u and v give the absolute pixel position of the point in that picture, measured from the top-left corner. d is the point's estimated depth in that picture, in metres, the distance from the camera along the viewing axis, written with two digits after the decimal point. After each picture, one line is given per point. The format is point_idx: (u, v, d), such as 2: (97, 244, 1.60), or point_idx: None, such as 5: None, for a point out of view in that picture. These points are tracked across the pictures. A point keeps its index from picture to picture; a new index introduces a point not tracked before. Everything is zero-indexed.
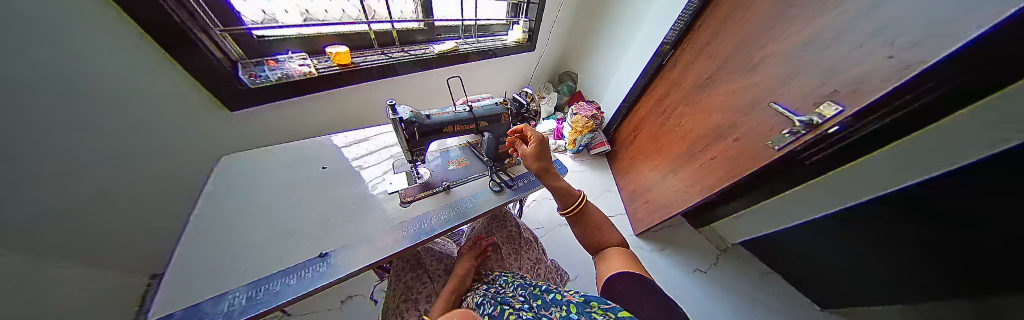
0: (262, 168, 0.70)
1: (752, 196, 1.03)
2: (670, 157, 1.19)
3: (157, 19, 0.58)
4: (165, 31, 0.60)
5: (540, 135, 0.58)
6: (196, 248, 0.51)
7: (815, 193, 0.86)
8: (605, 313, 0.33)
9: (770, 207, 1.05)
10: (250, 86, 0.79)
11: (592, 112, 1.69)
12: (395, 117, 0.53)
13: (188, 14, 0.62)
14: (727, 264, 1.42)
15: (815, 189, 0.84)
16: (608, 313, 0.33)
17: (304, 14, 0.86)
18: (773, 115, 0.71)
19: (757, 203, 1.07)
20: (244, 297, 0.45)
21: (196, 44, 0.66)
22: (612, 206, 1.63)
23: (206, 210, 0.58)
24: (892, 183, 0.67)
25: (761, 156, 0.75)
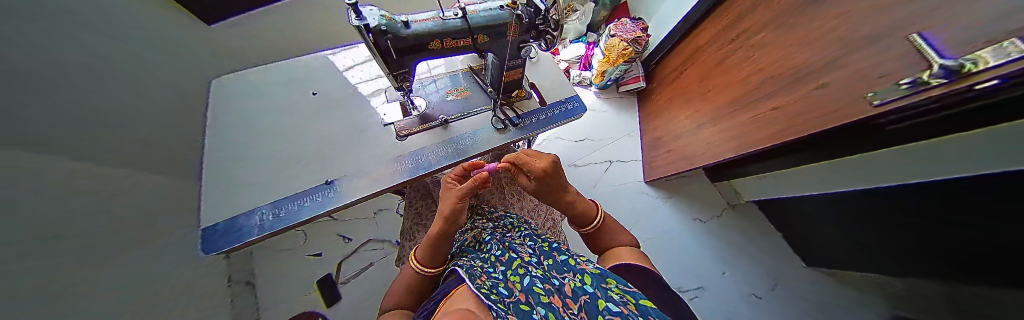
0: (254, 81, 0.62)
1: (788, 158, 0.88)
2: (717, 106, 1.00)
3: None
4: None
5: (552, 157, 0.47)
6: (213, 163, 0.51)
7: (863, 167, 0.73)
8: (622, 293, 0.27)
9: (800, 173, 0.92)
10: None
11: (634, 34, 1.36)
12: (360, 24, 0.41)
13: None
14: (735, 218, 1.41)
15: (862, 163, 0.72)
16: (626, 294, 0.27)
17: None
18: (890, 53, 0.46)
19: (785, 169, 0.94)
20: (271, 213, 0.48)
21: None
22: (629, 150, 1.54)
23: (213, 124, 0.55)
24: (950, 169, 0.56)
25: (834, 117, 0.57)
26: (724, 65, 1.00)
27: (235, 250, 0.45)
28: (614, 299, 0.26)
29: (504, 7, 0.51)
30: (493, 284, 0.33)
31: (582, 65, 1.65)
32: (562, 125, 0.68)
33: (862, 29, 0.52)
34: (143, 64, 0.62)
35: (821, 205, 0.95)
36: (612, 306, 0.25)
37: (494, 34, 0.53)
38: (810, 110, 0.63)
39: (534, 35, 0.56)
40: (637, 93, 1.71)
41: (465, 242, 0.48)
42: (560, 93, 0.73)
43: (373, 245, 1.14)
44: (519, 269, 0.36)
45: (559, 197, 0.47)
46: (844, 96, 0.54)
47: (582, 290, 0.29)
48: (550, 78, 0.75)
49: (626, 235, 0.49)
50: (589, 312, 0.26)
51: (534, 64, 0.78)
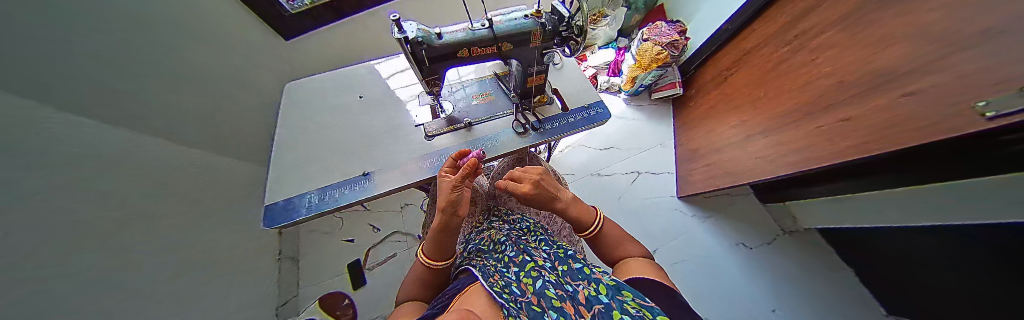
0: (315, 85, 0.72)
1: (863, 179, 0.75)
2: (771, 115, 0.89)
3: None
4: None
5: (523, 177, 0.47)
6: (279, 153, 0.60)
7: (963, 198, 0.59)
8: (638, 307, 0.27)
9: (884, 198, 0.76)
10: (289, 11, 0.92)
11: (669, 38, 1.28)
12: (400, 36, 0.46)
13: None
14: (789, 245, 1.22)
15: (965, 192, 0.58)
16: (643, 309, 0.27)
17: None
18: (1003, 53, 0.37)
19: (862, 190, 0.79)
20: (318, 197, 0.55)
21: None
22: (661, 162, 1.43)
23: (284, 119, 0.66)
24: None
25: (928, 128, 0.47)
26: (781, 69, 0.89)
27: (289, 225, 0.52)
28: (631, 314, 0.26)
29: (529, 16, 0.53)
30: (506, 283, 0.34)
31: (611, 71, 1.60)
32: (585, 130, 0.67)
33: (966, 24, 0.42)
34: None
35: (892, 238, 0.79)
36: (628, 318, 0.26)
37: (519, 42, 0.54)
38: (895, 120, 0.53)
39: (559, 41, 0.57)
40: (673, 100, 1.60)
41: (479, 241, 0.50)
42: (583, 99, 0.72)
43: (398, 236, 1.21)
44: (533, 271, 0.36)
45: (550, 206, 0.49)
46: (940, 106, 0.45)
47: (597, 300, 0.29)
48: (573, 83, 0.75)
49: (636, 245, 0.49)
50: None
51: (559, 70, 0.78)
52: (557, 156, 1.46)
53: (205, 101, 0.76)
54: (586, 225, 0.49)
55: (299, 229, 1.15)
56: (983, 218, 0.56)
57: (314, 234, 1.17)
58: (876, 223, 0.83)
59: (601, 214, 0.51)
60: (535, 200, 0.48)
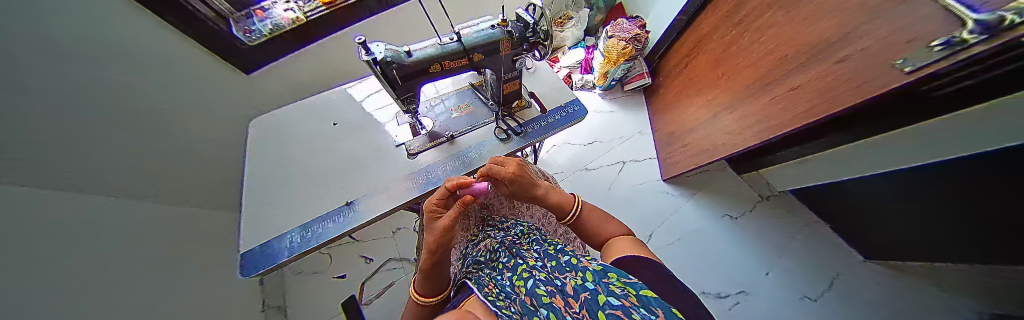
0: (281, 119, 0.68)
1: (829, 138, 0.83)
2: (731, 92, 0.96)
3: None
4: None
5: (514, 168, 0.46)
6: (251, 196, 0.56)
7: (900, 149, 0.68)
8: (623, 287, 0.28)
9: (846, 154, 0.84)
10: (247, 44, 0.79)
11: (632, 33, 1.36)
12: (369, 58, 0.45)
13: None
14: (769, 210, 1.31)
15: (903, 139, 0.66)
16: (627, 287, 0.28)
17: None
18: (904, 17, 0.43)
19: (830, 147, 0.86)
20: (298, 235, 0.52)
21: None
22: (643, 149, 1.49)
23: (251, 160, 0.61)
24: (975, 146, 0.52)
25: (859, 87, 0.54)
26: (734, 50, 0.97)
27: (270, 271, 0.49)
28: (616, 294, 0.27)
29: (495, 26, 0.54)
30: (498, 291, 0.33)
31: (583, 68, 1.65)
32: (564, 128, 0.69)
33: None
34: None
35: (865, 186, 0.87)
36: (612, 300, 0.26)
37: (489, 51, 0.56)
38: (836, 84, 0.59)
39: (528, 48, 0.58)
40: (644, 89, 1.68)
41: (476, 253, 0.49)
42: (559, 98, 0.74)
43: (393, 263, 1.16)
44: (524, 273, 0.36)
45: (531, 194, 0.48)
46: (871, 66, 0.51)
47: (584, 288, 0.29)
48: (548, 85, 0.77)
49: (616, 225, 0.50)
50: (590, 308, 0.26)
51: (532, 73, 0.80)
52: (544, 157, 1.47)
53: (169, 154, 0.70)
54: (566, 211, 0.50)
55: (284, 273, 1.07)
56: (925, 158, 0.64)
57: (301, 276, 1.10)
58: (848, 177, 0.90)
59: (579, 200, 0.52)
60: (516, 187, 0.46)
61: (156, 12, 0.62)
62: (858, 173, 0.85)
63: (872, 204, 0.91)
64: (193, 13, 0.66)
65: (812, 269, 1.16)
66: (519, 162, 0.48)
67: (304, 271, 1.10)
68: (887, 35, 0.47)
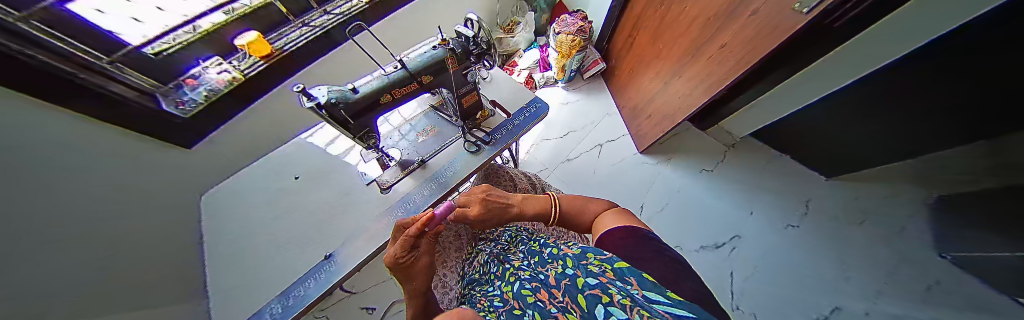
0: (235, 186, 0.62)
1: (775, 77, 0.92)
2: (674, 60, 1.04)
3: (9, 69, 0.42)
4: (56, 90, 0.48)
5: (472, 203, 0.47)
6: (219, 275, 0.51)
7: (840, 67, 0.78)
8: (600, 265, 0.30)
9: (792, 87, 0.94)
10: (184, 117, 0.69)
11: (576, 25, 1.44)
12: (312, 104, 0.43)
13: (54, 58, 0.48)
14: (737, 156, 1.42)
15: (841, 59, 0.75)
16: (604, 264, 0.29)
17: (185, 15, 0.69)
18: None
19: (780, 84, 0.95)
20: (279, 305, 0.47)
21: (77, 83, 0.50)
22: (614, 129, 1.56)
23: (212, 238, 0.56)
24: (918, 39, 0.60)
25: (778, 31, 0.61)
26: (665, 23, 1.06)
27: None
28: (594, 273, 0.28)
29: (438, 46, 0.55)
30: (490, 302, 0.33)
31: (541, 67, 1.70)
32: (531, 128, 0.70)
33: None
34: (151, 205, 0.63)
35: (822, 108, 0.96)
36: (591, 280, 0.27)
37: (437, 71, 0.56)
38: (756, 33, 0.67)
39: (475, 59, 0.59)
40: (601, 74, 1.77)
41: (471, 271, 0.48)
42: (521, 100, 0.76)
43: (398, 305, 1.10)
44: (511, 277, 0.37)
45: (509, 216, 0.49)
46: (780, 10, 0.59)
47: (565, 275, 0.31)
48: (508, 90, 0.78)
49: (597, 202, 0.52)
50: (571, 294, 0.27)
51: (489, 82, 0.81)
52: (524, 158, 1.48)
53: None
54: (547, 214, 0.50)
55: None
56: (871, 66, 0.73)
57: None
58: (802, 106, 0.99)
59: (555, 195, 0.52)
60: (489, 219, 0.48)
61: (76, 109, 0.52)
62: (810, 100, 0.94)
63: (836, 122, 1.00)
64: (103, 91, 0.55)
65: (783, 200, 1.28)
66: (479, 198, 0.47)
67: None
68: None
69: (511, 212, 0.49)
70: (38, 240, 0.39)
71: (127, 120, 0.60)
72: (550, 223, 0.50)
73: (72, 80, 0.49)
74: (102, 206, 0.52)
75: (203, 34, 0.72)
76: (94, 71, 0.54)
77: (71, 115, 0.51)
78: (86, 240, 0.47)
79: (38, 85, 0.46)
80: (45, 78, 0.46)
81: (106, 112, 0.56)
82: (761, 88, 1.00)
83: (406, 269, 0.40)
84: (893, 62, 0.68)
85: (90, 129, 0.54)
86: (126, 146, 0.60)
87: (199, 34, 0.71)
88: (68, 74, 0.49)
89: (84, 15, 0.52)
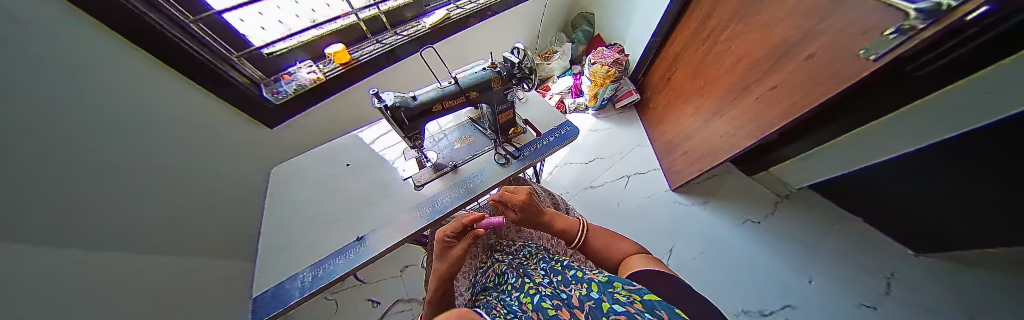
0: (298, 170, 0.72)
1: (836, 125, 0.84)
2: (716, 96, 1.01)
3: (164, 48, 0.60)
4: (193, 69, 0.67)
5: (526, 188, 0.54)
6: (271, 240, 0.58)
7: (926, 124, 0.68)
8: (628, 294, 0.30)
9: (860, 139, 0.84)
10: (276, 103, 0.85)
11: (613, 57, 1.47)
12: (381, 105, 0.50)
13: (208, 52, 0.68)
14: (790, 209, 1.26)
15: (930, 115, 0.65)
16: (631, 294, 0.29)
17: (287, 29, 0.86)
18: (870, 10, 0.49)
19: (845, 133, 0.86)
20: (310, 275, 0.53)
21: (213, 68, 0.69)
22: (645, 161, 1.50)
23: (270, 208, 0.64)
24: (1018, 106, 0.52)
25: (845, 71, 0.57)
26: (707, 61, 1.05)
27: (278, 316, 0.49)
28: (621, 302, 0.28)
29: (486, 68, 0.62)
30: (508, 310, 0.34)
31: (573, 93, 1.75)
32: (561, 148, 0.73)
33: None
34: None
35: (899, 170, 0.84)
36: (617, 307, 0.28)
37: (483, 88, 0.62)
38: (812, 76, 0.64)
39: (517, 82, 0.65)
40: (634, 105, 1.75)
41: (485, 279, 0.49)
42: (552, 122, 0.79)
43: (401, 305, 1.12)
44: (531, 290, 0.38)
45: (538, 221, 0.53)
46: (843, 52, 0.56)
47: (590, 297, 0.31)
48: (542, 112, 0.82)
49: (628, 244, 0.51)
50: (593, 314, 0.28)
51: (525, 103, 0.86)
52: (547, 179, 1.48)
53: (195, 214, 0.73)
54: (573, 235, 0.53)
55: None
56: (961, 130, 0.63)
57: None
58: (872, 162, 0.88)
59: (584, 223, 0.54)
60: (526, 215, 0.52)
61: (201, 85, 0.71)
62: (881, 157, 0.84)
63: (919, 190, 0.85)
64: (224, 76, 0.72)
65: (848, 269, 1.08)
66: (529, 191, 0.54)
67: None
68: (842, 29, 0.55)
69: (545, 220, 0.53)
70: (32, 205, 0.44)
71: (232, 100, 0.77)
72: (575, 242, 0.52)
73: (208, 66, 0.68)
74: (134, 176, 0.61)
75: (304, 42, 0.88)
76: (225, 62, 0.73)
77: (200, 91, 0.71)
78: (92, 207, 0.52)
79: (180, 63, 0.64)
80: (192, 63, 0.66)
81: (223, 93, 0.74)
82: (823, 136, 0.91)
83: (447, 248, 0.50)
84: (979, 127, 0.60)
85: (198, 95, 0.72)
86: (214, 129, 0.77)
87: (303, 41, 0.88)
88: (208, 62, 0.68)
89: (230, 22, 0.71)
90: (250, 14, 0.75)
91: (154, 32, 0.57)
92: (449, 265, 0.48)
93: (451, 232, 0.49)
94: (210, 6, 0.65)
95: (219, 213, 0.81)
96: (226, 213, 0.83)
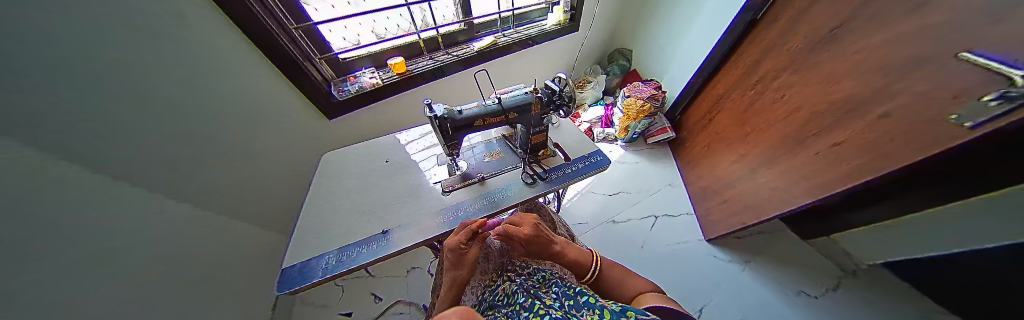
0: (343, 162, 0.80)
1: (924, 196, 0.71)
2: (766, 145, 0.94)
3: (270, 46, 0.75)
4: (285, 65, 0.81)
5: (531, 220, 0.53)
6: (310, 220, 0.64)
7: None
8: None
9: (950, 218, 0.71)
10: (338, 99, 0.98)
11: (648, 92, 1.46)
12: (430, 115, 0.57)
13: (298, 52, 0.83)
14: (859, 289, 1.05)
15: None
16: None
17: (356, 41, 0.99)
18: (960, 69, 0.44)
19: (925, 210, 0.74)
20: (334, 258, 0.56)
21: (300, 65, 0.84)
22: (677, 203, 1.40)
23: (315, 191, 0.71)
24: None
25: (929, 134, 0.50)
26: (754, 107, 1.00)
27: (298, 291, 0.52)
28: None
29: (527, 92, 0.66)
30: None
31: (603, 123, 1.74)
32: (588, 176, 0.72)
33: (914, 49, 0.51)
34: None
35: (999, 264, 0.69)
36: None
37: (522, 110, 0.66)
38: (887, 137, 0.57)
39: (555, 108, 0.68)
40: (669, 142, 1.68)
41: (494, 297, 0.49)
42: (582, 149, 0.80)
43: (400, 308, 1.12)
44: (540, 311, 0.38)
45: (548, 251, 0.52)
46: (925, 113, 0.50)
47: None
48: (572, 138, 0.83)
49: (643, 281, 0.48)
50: None
51: (557, 128, 0.88)
52: (567, 206, 1.44)
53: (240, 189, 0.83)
54: (585, 269, 0.50)
55: (296, 304, 1.11)
56: None
57: (311, 307, 1.11)
58: (961, 248, 0.73)
59: (597, 255, 0.53)
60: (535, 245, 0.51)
61: (288, 78, 0.85)
62: (971, 247, 0.70)
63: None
64: (305, 73, 0.86)
65: None
66: (534, 224, 0.52)
67: (314, 302, 1.13)
68: (924, 90, 0.50)
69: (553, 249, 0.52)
70: (84, 154, 0.53)
71: (305, 92, 0.91)
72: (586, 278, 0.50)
73: (296, 63, 0.83)
74: (198, 148, 0.73)
75: (372, 53, 1.03)
76: (309, 61, 0.88)
77: (285, 82, 0.86)
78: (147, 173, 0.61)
79: (278, 58, 0.79)
80: (285, 60, 0.80)
81: (302, 86, 0.89)
82: (901, 206, 0.78)
83: (460, 255, 0.51)
84: None
85: (283, 87, 0.87)
86: (283, 115, 0.91)
87: (372, 52, 1.03)
88: (297, 60, 0.82)
89: (321, 31, 0.87)
90: (337, 27, 0.91)
91: (267, 31, 0.72)
92: (464, 269, 0.52)
93: (462, 241, 0.51)
94: (309, 17, 0.81)
95: (258, 189, 0.91)
96: (265, 190, 0.93)
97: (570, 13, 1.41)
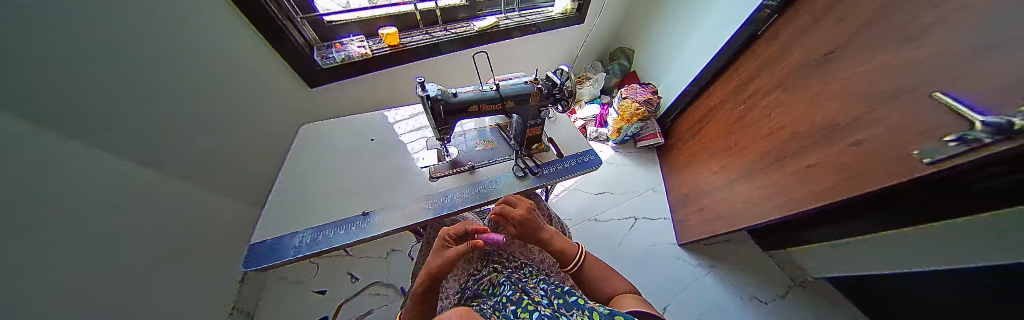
0: (325, 136, 0.75)
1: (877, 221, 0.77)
2: (747, 161, 0.98)
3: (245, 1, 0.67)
4: (263, 23, 0.73)
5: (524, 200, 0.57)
6: (284, 195, 0.60)
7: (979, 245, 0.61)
8: None
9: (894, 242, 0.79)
10: (322, 67, 0.91)
11: (644, 96, 1.46)
12: (423, 94, 0.55)
13: (277, 8, 0.74)
14: (807, 298, 1.15)
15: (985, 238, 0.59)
16: None
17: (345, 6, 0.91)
18: (932, 109, 0.46)
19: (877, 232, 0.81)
20: (309, 237, 0.53)
21: (279, 25, 0.76)
22: (656, 207, 1.45)
23: (292, 165, 0.66)
24: None
25: (896, 168, 0.53)
26: (742, 123, 1.03)
27: (267, 269, 0.49)
28: None
29: (528, 82, 0.64)
30: None
31: (597, 122, 1.76)
32: (580, 173, 0.72)
33: (895, 84, 0.54)
34: None
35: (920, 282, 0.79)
36: None
37: (520, 101, 0.64)
38: (856, 165, 0.61)
39: (553, 102, 0.67)
40: (656, 147, 1.73)
41: (478, 287, 0.49)
42: (576, 147, 0.79)
43: (376, 288, 1.10)
44: (529, 306, 0.37)
45: (536, 238, 0.53)
46: (894, 147, 0.54)
47: None
48: (567, 134, 0.83)
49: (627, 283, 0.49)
50: None
51: (553, 122, 0.87)
52: (554, 201, 1.46)
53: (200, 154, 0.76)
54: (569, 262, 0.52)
55: (267, 277, 1.08)
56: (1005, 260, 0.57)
57: (282, 282, 1.08)
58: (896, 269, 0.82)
59: (582, 250, 0.54)
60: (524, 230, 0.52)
61: (267, 39, 0.78)
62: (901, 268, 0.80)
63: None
64: (285, 34, 0.79)
65: None
66: (528, 206, 0.55)
67: (286, 277, 1.10)
68: (898, 125, 0.53)
69: (542, 233, 0.53)
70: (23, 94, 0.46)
71: (285, 54, 0.83)
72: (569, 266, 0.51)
73: (274, 23, 0.74)
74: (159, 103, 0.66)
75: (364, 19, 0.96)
76: (289, 19, 0.80)
77: (259, 41, 0.78)
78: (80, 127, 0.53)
79: (256, 15, 0.71)
80: (264, 18, 0.72)
81: (280, 48, 0.81)
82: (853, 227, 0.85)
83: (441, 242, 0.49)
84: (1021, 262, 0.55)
85: (258, 46, 0.79)
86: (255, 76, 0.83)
87: (361, 18, 0.96)
88: (275, 19, 0.74)
89: None
90: None
91: None
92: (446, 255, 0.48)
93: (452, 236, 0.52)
94: None
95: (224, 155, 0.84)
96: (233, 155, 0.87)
97: (578, 4, 1.37)
